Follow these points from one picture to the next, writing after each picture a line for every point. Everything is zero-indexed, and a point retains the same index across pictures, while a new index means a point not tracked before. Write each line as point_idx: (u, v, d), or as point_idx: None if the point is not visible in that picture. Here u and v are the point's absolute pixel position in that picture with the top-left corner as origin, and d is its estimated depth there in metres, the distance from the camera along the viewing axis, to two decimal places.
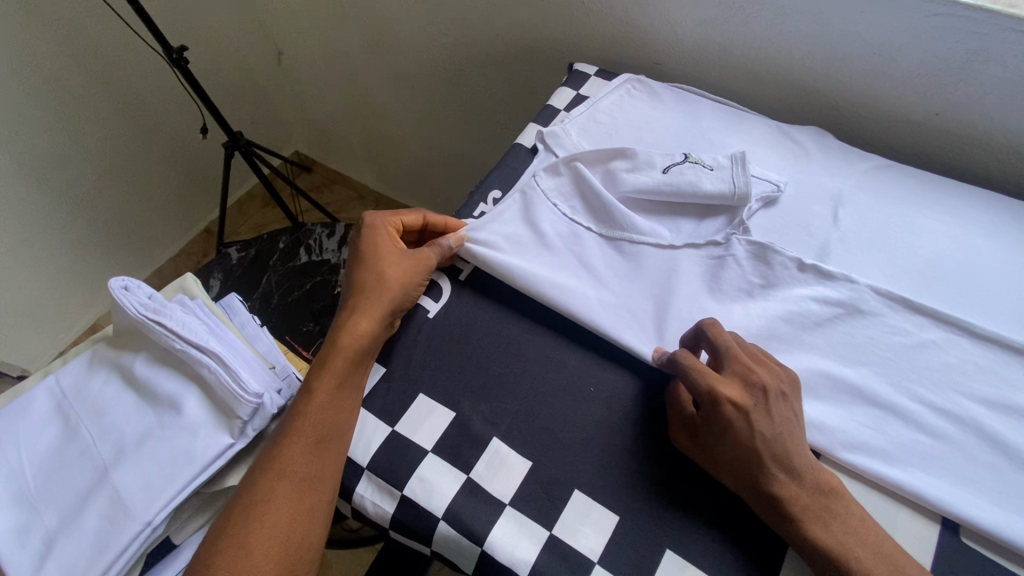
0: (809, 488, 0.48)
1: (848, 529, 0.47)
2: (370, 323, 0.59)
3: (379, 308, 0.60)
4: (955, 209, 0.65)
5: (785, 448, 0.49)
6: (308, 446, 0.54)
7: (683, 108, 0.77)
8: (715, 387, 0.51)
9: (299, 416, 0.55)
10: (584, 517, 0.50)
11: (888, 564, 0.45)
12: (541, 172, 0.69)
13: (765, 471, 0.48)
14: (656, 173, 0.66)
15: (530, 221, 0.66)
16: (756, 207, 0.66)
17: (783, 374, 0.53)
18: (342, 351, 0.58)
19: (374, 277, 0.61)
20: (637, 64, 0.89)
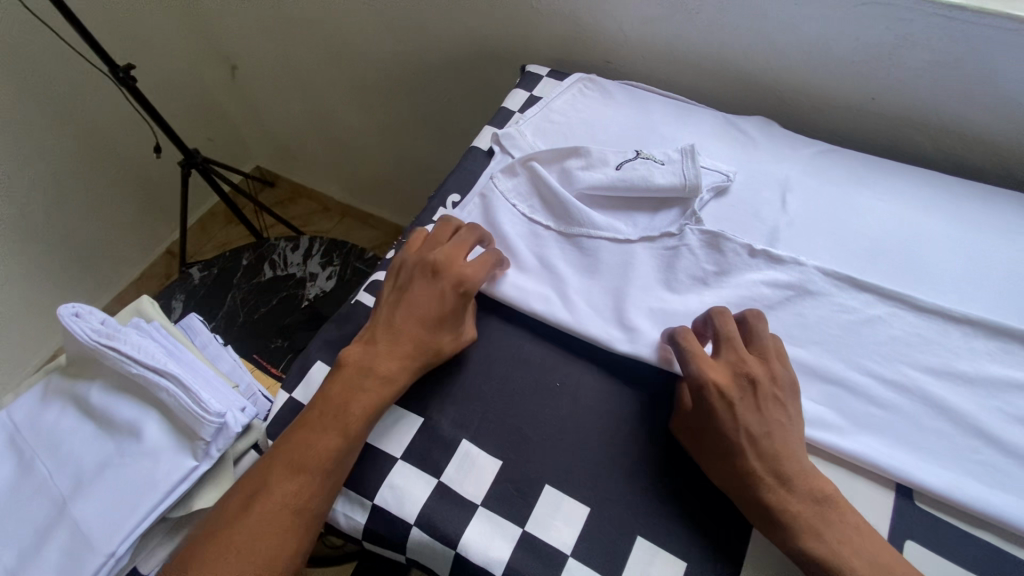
0: (803, 496, 0.47)
1: (844, 539, 0.46)
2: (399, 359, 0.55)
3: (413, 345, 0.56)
4: (895, 188, 0.68)
5: (773, 442, 0.49)
6: (314, 473, 0.50)
7: (634, 105, 0.78)
8: (705, 372, 0.52)
9: (308, 437, 0.51)
10: (555, 511, 0.51)
11: (882, 572, 0.44)
12: (498, 173, 0.70)
13: (745, 460, 0.49)
14: (610, 169, 0.67)
15: (489, 223, 0.67)
16: (707, 197, 0.67)
17: (786, 376, 0.53)
18: (370, 380, 0.54)
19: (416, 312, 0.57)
20: (588, 63, 0.90)
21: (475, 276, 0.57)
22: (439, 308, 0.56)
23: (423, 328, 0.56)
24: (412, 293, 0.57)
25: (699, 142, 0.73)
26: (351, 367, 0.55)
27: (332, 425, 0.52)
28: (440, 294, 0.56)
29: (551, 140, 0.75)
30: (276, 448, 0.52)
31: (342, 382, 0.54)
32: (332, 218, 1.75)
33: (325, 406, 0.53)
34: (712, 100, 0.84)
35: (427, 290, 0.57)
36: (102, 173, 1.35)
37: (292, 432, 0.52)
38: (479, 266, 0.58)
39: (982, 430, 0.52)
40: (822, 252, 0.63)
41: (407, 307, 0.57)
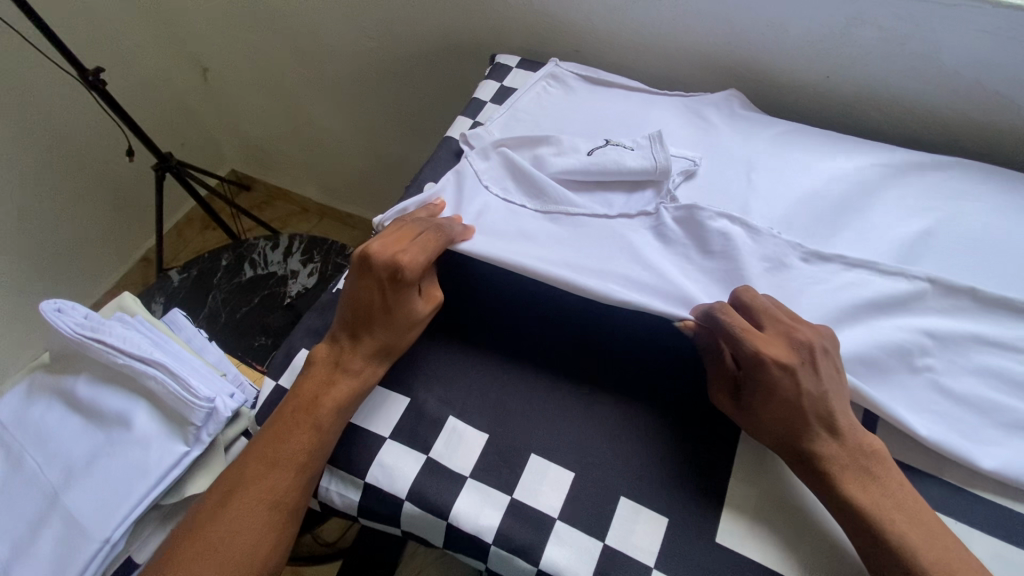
0: (850, 449, 0.49)
1: (888, 493, 0.47)
2: (363, 362, 0.56)
3: (372, 349, 0.56)
4: (852, 162, 0.72)
5: (834, 410, 0.49)
6: (288, 467, 0.52)
7: (601, 99, 0.81)
8: (761, 347, 0.50)
9: (283, 434, 0.53)
10: (542, 478, 0.53)
11: (925, 528, 0.46)
12: (473, 155, 0.71)
13: (811, 431, 0.49)
14: (582, 155, 0.69)
15: (466, 200, 0.66)
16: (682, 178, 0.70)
17: (824, 332, 0.53)
18: (339, 380, 0.55)
19: (365, 319, 0.56)
20: (558, 53, 0.92)
21: (416, 260, 0.54)
22: (386, 298, 0.55)
23: (375, 319, 0.56)
24: (351, 283, 0.56)
25: (664, 129, 0.75)
26: (322, 362, 0.56)
27: (303, 421, 0.53)
28: (381, 284, 0.55)
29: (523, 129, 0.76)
30: (256, 442, 0.54)
31: (315, 377, 0.56)
32: (310, 220, 1.74)
33: (297, 403, 0.54)
34: (678, 84, 0.87)
35: (367, 281, 0.55)
36: (73, 180, 1.33)
37: (269, 427, 0.54)
38: (421, 249, 0.55)
39: (937, 382, 0.56)
40: (789, 224, 0.66)
41: (352, 298, 0.56)
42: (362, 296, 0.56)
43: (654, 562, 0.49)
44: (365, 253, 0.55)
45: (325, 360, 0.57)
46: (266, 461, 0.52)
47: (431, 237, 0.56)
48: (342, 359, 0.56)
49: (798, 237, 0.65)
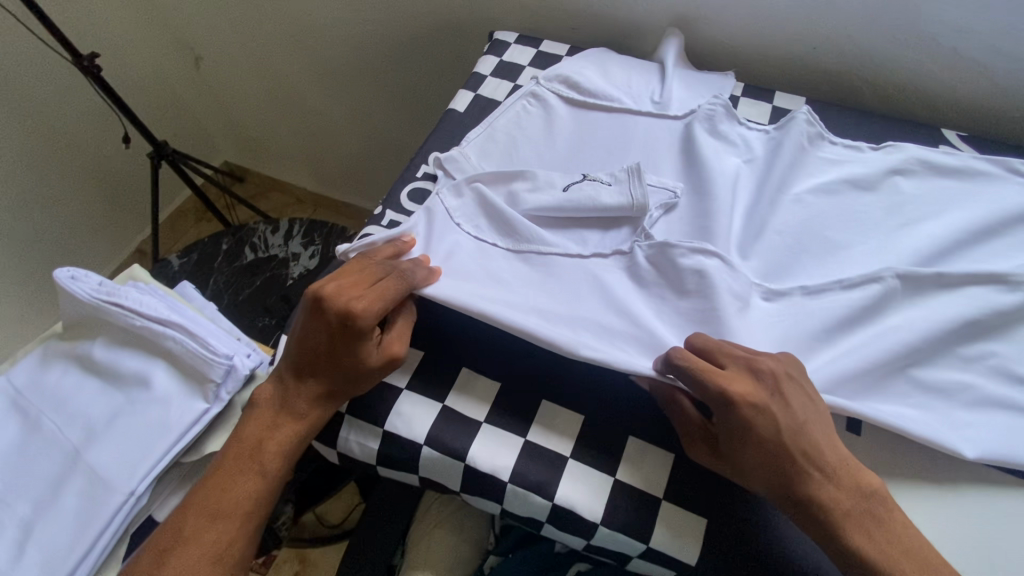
0: (847, 489, 0.46)
1: (889, 535, 0.45)
2: (309, 404, 0.54)
3: (318, 392, 0.54)
4: (840, 127, 0.75)
5: (810, 445, 0.46)
6: (230, 517, 0.51)
7: (587, 115, 0.74)
8: (730, 389, 0.47)
9: (226, 481, 0.52)
10: (554, 421, 0.55)
11: (929, 568, 0.44)
12: (444, 189, 0.64)
13: (802, 471, 0.46)
14: (557, 191, 0.63)
15: (434, 237, 0.60)
16: (671, 204, 0.64)
17: (785, 357, 0.50)
18: (283, 424, 0.53)
19: (312, 362, 0.53)
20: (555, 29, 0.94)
21: (371, 309, 0.50)
22: (339, 346, 0.51)
23: (326, 365, 0.52)
24: (302, 324, 0.53)
25: (647, 152, 0.69)
26: (268, 406, 0.54)
27: (244, 470, 0.52)
28: (336, 331, 0.51)
29: (501, 151, 0.70)
30: (196, 494, 0.52)
31: (259, 424, 0.54)
32: (305, 210, 1.75)
33: (240, 447, 0.53)
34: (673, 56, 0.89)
35: (320, 324, 0.51)
36: (66, 168, 1.32)
37: (209, 479, 0.53)
38: (377, 298, 0.51)
39: None
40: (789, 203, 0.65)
41: (303, 340, 0.53)
42: (310, 339, 0.52)
43: (663, 493, 0.51)
44: (319, 294, 0.51)
45: (269, 402, 0.55)
46: (207, 510, 0.51)
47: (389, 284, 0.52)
48: (285, 401, 0.54)
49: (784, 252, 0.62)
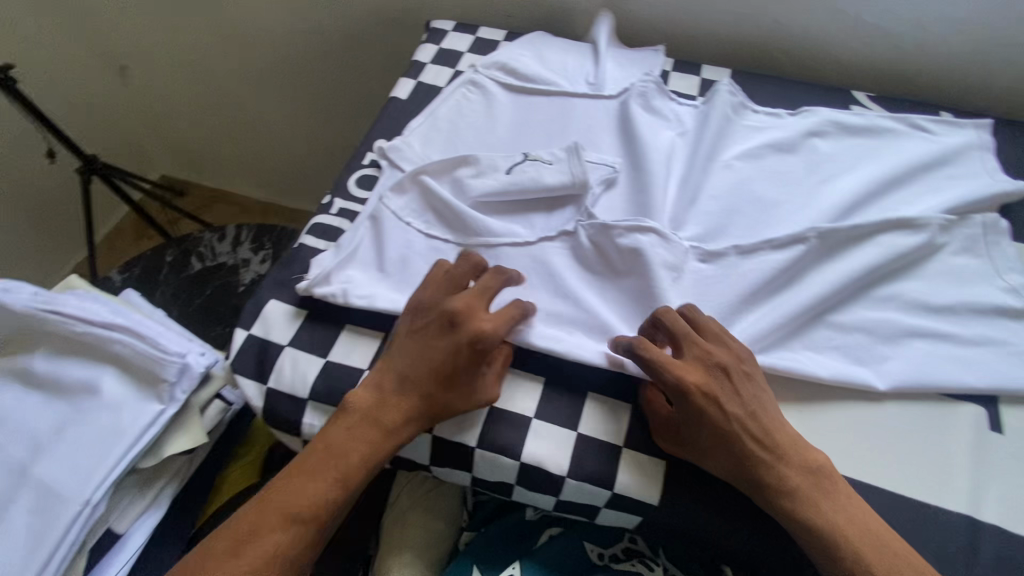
0: (798, 468, 0.49)
1: (838, 506, 0.48)
2: (360, 449, 0.52)
3: (364, 435, 0.52)
4: (762, 95, 0.80)
5: (760, 431, 0.49)
6: (299, 527, 0.50)
7: (523, 102, 0.76)
8: (685, 380, 0.50)
9: (257, 533, 0.49)
10: (515, 386, 0.56)
11: (879, 542, 0.46)
12: (387, 193, 0.66)
13: (758, 457, 0.48)
14: (500, 175, 0.65)
15: (385, 244, 0.63)
16: (610, 182, 0.66)
17: (741, 348, 0.53)
18: (341, 463, 0.52)
19: (377, 404, 0.53)
20: (494, 14, 0.96)
21: (498, 332, 0.52)
22: (449, 368, 0.52)
23: (424, 388, 0.52)
24: (408, 346, 0.54)
25: (584, 133, 0.72)
26: (356, 415, 0.53)
27: (366, 456, 0.52)
28: (455, 355, 0.52)
29: (442, 144, 0.71)
30: (244, 516, 0.51)
31: (343, 426, 0.53)
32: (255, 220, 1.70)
33: (282, 502, 0.50)
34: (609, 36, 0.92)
35: (428, 353, 0.53)
36: None
37: (313, 480, 0.51)
38: (501, 321, 0.53)
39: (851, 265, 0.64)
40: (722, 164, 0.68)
41: (411, 364, 0.53)
42: (382, 376, 0.54)
43: (624, 442, 0.54)
44: (445, 314, 0.53)
45: (324, 438, 0.52)
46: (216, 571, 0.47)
47: (512, 315, 0.54)
48: (335, 439, 0.52)
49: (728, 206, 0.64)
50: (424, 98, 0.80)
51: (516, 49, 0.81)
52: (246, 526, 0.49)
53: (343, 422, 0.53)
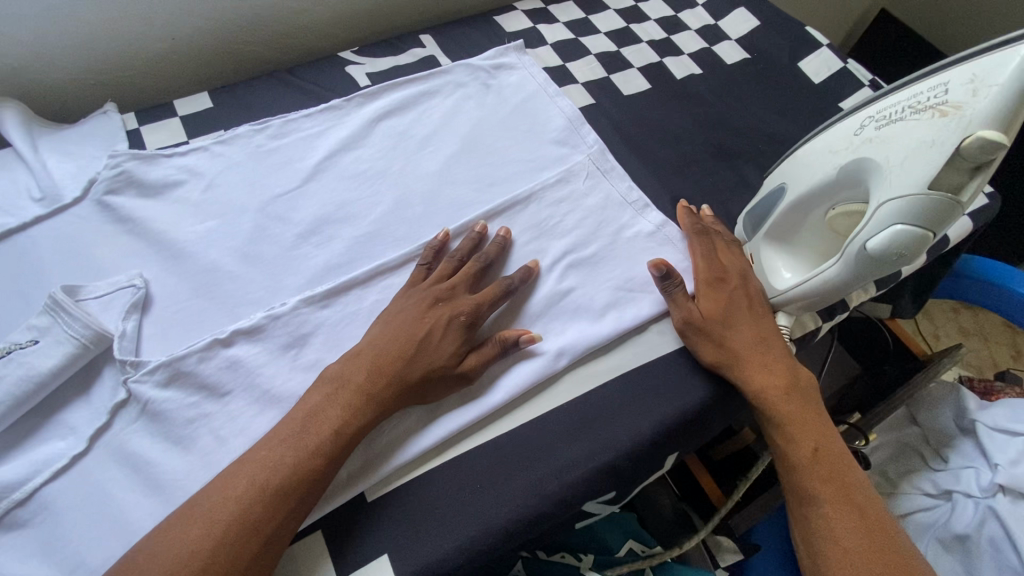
0: (852, 535, 0.43)
1: None
2: (337, 419, 0.42)
3: (354, 400, 0.43)
4: (741, 186, 0.62)
5: (814, 427, 0.48)
6: (297, 481, 0.39)
7: (426, 179, 0.59)
8: (831, 485, 0.46)
9: (275, 442, 0.41)
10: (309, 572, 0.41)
11: None
12: (138, 312, 0.48)
13: (808, 507, 0.46)
14: (365, 301, 0.51)
15: (107, 390, 0.45)
16: (526, 305, 0.52)
17: (862, 483, 0.46)
18: (327, 420, 0.42)
19: (388, 372, 0.44)
20: (414, 17, 0.76)
21: (478, 310, 0.48)
22: (445, 340, 0.46)
23: (414, 351, 0.45)
24: (397, 317, 0.47)
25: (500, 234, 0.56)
26: (354, 382, 0.43)
27: (348, 424, 0.42)
28: (449, 301, 0.49)
29: (312, 208, 0.56)
30: (189, 511, 0.38)
31: (331, 389, 0.43)
32: None
33: (299, 416, 0.42)
34: (558, 51, 0.71)
35: (432, 290, 0.49)
36: None
37: (263, 461, 0.40)
38: (489, 295, 0.49)
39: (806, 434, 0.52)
40: None
41: (403, 324, 0.47)
42: (401, 327, 0.46)
43: None
44: (428, 295, 0.48)
45: (321, 398, 0.43)
46: (266, 478, 0.39)
47: (502, 286, 0.50)
48: (313, 411, 0.42)
49: (651, 345, 0.53)
50: (336, 118, 0.62)
51: (311, 115, 0.62)
52: (259, 456, 0.40)
53: (336, 392, 0.43)
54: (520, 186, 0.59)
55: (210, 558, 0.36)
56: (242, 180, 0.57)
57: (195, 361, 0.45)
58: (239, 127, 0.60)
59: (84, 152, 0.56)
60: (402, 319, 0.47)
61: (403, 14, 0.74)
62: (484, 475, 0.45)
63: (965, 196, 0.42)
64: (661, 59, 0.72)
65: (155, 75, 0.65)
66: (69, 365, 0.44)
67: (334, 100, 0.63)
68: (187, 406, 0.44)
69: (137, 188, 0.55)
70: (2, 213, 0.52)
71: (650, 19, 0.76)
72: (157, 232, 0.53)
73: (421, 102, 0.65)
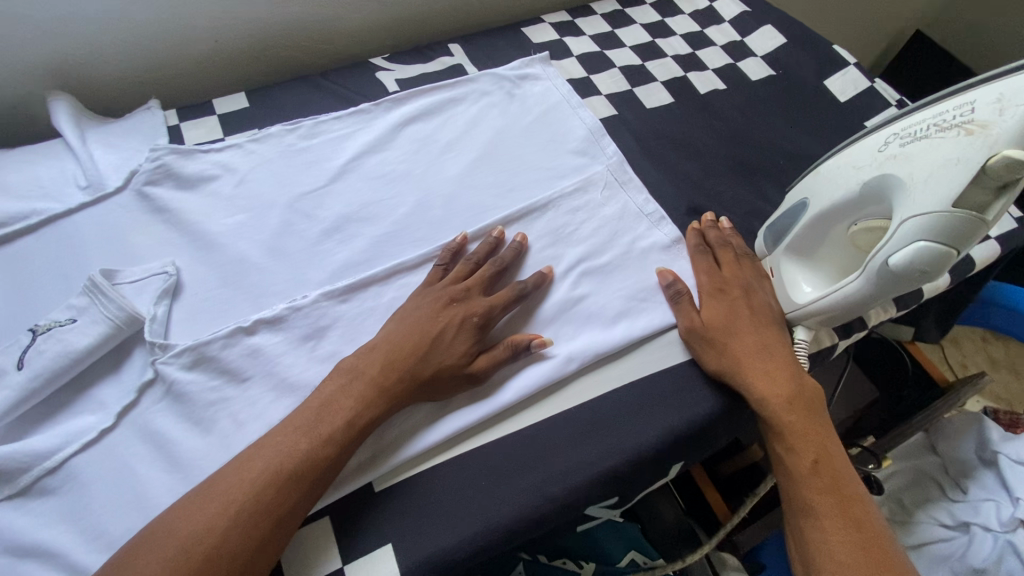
0: (848, 551, 0.43)
1: None
2: (349, 407, 0.44)
3: (365, 390, 0.44)
4: (760, 201, 0.62)
5: (819, 442, 0.48)
6: (305, 466, 0.41)
7: (447, 183, 0.61)
8: (830, 500, 0.45)
9: (290, 427, 0.42)
10: (316, 556, 0.43)
11: None
12: (168, 297, 0.51)
13: (806, 521, 0.45)
14: (382, 298, 0.53)
15: (135, 369, 0.47)
16: (538, 309, 0.53)
17: (865, 502, 0.46)
18: (341, 408, 0.43)
19: (400, 366, 0.46)
20: (445, 27, 0.78)
21: (491, 312, 0.50)
22: (457, 340, 0.48)
23: (426, 348, 0.47)
24: (414, 314, 0.49)
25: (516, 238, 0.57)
26: (368, 374, 0.45)
27: (359, 415, 0.44)
28: (463, 302, 0.50)
29: (337, 207, 0.58)
30: (204, 491, 0.40)
31: (346, 378, 0.45)
32: None
33: (316, 402, 0.44)
34: (583, 62, 0.72)
35: (448, 290, 0.50)
36: None
37: (277, 445, 0.41)
38: (502, 298, 0.51)
39: None
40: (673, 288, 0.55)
41: (418, 321, 0.48)
42: (416, 325, 0.48)
43: None
44: (444, 294, 0.50)
45: (338, 386, 0.45)
46: (278, 461, 0.41)
47: (515, 292, 0.51)
48: (330, 397, 0.44)
49: (662, 355, 0.53)
50: (364, 122, 0.64)
51: (340, 117, 0.64)
52: (273, 440, 0.42)
53: (350, 381, 0.45)
54: (539, 193, 0.60)
55: (217, 538, 0.37)
56: (273, 177, 0.60)
57: (218, 346, 0.48)
58: (271, 127, 0.63)
59: (127, 145, 0.60)
60: (418, 316, 0.49)
61: (433, 23, 0.77)
62: (489, 473, 0.46)
63: (991, 214, 0.42)
64: (685, 74, 0.73)
65: (197, 75, 0.69)
66: (102, 344, 0.46)
67: (364, 104, 0.66)
68: (208, 389, 0.47)
69: (174, 181, 0.58)
70: (50, 200, 0.55)
71: (676, 34, 0.77)
72: (190, 223, 0.55)
73: (447, 108, 0.67)
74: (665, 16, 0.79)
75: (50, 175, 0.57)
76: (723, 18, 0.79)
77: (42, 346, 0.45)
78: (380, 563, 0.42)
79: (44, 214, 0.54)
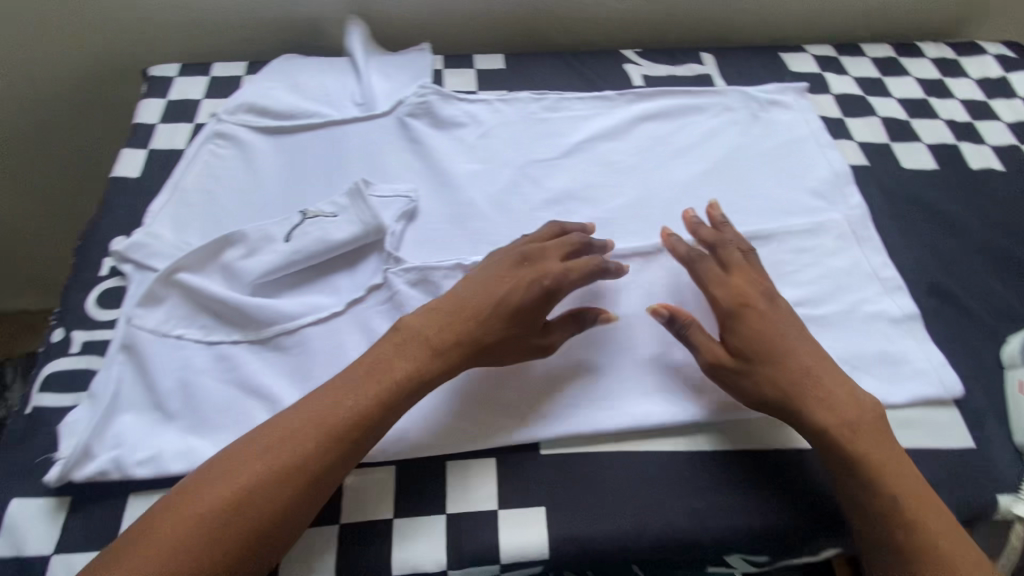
0: None
1: None
2: (429, 353, 0.43)
3: (461, 334, 0.44)
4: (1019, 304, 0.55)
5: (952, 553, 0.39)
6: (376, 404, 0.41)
7: (672, 186, 0.60)
8: None
9: (381, 362, 0.43)
10: (474, 491, 0.45)
11: None
12: (406, 218, 0.56)
13: None
14: None
15: (366, 271, 0.53)
16: None
17: None
18: (422, 355, 0.43)
19: (483, 322, 0.45)
20: (697, 34, 0.77)
21: (560, 277, 0.47)
22: (513, 295, 0.46)
23: (496, 305, 0.45)
24: (491, 273, 0.47)
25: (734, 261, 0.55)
26: (462, 325, 0.45)
27: (436, 364, 0.44)
28: (525, 263, 0.48)
29: (563, 180, 0.60)
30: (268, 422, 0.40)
31: (439, 321, 0.45)
32: None
33: (400, 343, 0.44)
34: (841, 103, 0.68)
35: (525, 249, 0.49)
36: None
37: (351, 378, 0.42)
38: (585, 270, 0.49)
39: None
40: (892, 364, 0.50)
41: (484, 276, 0.47)
42: (498, 284, 0.46)
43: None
44: (515, 253, 0.49)
45: (420, 327, 0.44)
46: (363, 396, 0.41)
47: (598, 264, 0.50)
48: (391, 335, 0.44)
49: None
50: (606, 107, 0.66)
51: (585, 98, 0.66)
52: (361, 370, 0.42)
53: (431, 323, 0.45)
54: (766, 222, 0.58)
55: (280, 468, 0.38)
56: (512, 136, 0.63)
57: (440, 274, 0.52)
58: (522, 91, 0.66)
59: (399, 77, 0.66)
60: (492, 273, 0.47)
61: (689, 30, 0.76)
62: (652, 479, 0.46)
63: None
64: (957, 142, 0.65)
65: (465, 30, 0.75)
66: (351, 241, 0.52)
67: (609, 91, 0.67)
68: (422, 308, 0.51)
69: (430, 118, 0.63)
70: (331, 107, 0.63)
71: (955, 98, 0.70)
72: (435, 158, 0.61)
73: (688, 113, 0.66)
74: (945, 76, 0.72)
75: (335, 87, 0.65)
76: (1018, 94, 0.70)
77: (308, 227, 0.53)
78: (530, 521, 0.44)
79: (324, 118, 0.62)
